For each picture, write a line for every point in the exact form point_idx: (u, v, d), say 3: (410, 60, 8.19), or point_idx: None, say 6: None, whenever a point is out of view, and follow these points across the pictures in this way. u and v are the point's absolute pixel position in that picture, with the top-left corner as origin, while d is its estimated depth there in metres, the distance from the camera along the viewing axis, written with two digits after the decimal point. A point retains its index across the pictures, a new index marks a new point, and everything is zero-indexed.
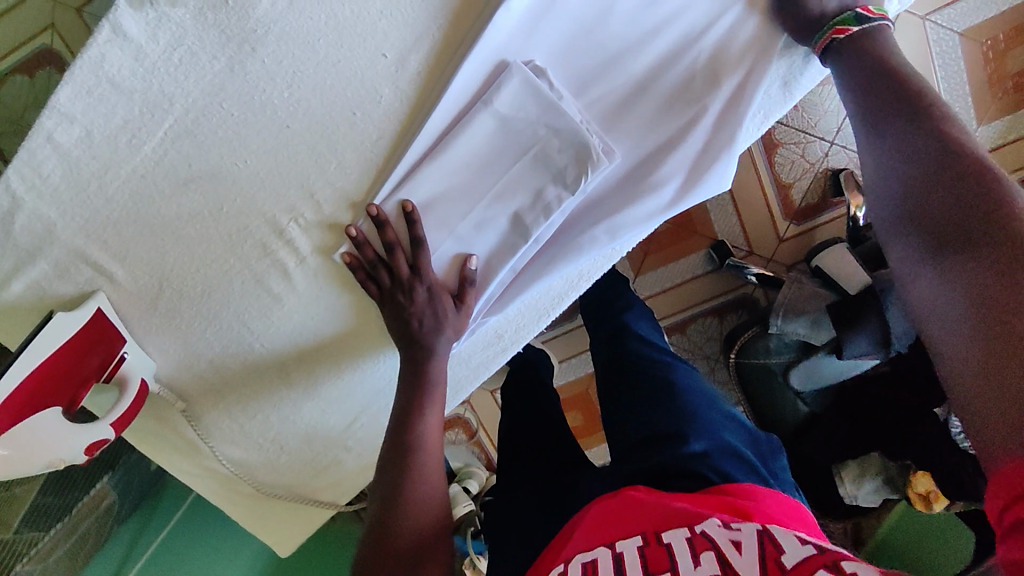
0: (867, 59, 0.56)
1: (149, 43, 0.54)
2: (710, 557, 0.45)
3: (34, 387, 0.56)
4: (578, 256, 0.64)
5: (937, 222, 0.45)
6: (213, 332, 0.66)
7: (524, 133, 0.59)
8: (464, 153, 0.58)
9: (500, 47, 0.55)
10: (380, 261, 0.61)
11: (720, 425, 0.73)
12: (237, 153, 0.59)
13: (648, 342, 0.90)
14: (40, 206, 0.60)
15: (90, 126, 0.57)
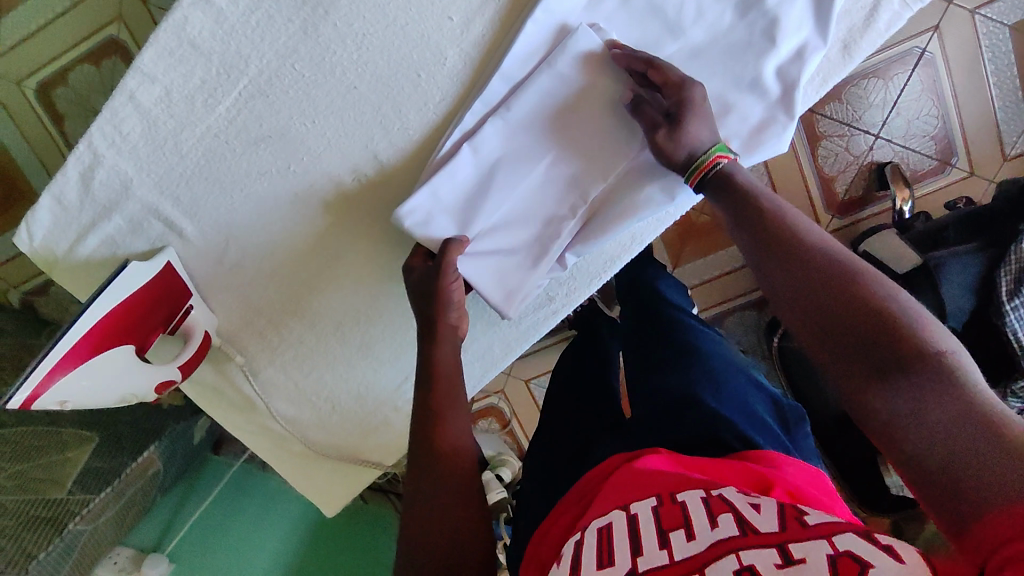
0: (724, 184, 0.59)
1: (230, 6, 0.58)
2: (727, 518, 0.44)
3: (109, 327, 0.59)
4: (630, 217, 0.65)
5: (823, 322, 0.49)
6: (275, 290, 0.69)
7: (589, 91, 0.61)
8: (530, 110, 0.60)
9: (560, 13, 0.58)
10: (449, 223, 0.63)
11: (744, 395, 0.74)
12: (306, 113, 0.62)
13: (679, 306, 0.90)
14: (118, 161, 0.63)
15: (170, 86, 0.61)
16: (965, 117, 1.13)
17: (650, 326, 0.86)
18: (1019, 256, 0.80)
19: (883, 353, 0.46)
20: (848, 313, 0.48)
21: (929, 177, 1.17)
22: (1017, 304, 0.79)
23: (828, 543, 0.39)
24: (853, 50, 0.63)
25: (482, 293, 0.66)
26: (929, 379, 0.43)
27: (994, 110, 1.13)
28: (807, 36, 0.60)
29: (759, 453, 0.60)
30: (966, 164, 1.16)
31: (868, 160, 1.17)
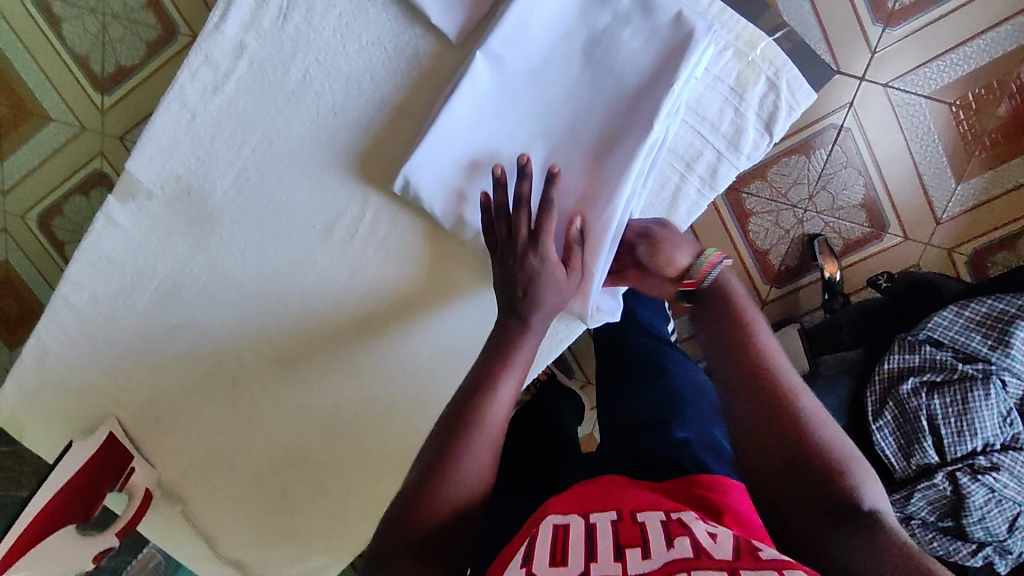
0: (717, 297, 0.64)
1: (134, 227, 0.69)
2: (683, 541, 0.44)
3: (61, 498, 0.68)
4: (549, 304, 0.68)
5: (788, 456, 0.54)
6: (201, 447, 0.78)
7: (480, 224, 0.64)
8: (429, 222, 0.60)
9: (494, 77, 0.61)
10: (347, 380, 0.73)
11: (705, 419, 0.70)
12: (206, 307, 0.71)
13: (653, 327, 0.87)
14: (63, 349, 0.75)
15: (96, 290, 0.72)
16: (891, 184, 1.15)
17: (624, 354, 0.83)
18: (884, 373, 0.83)
19: (831, 508, 0.51)
20: (796, 437, 0.54)
21: (862, 244, 1.18)
22: (882, 424, 0.81)
23: (779, 572, 0.40)
24: None
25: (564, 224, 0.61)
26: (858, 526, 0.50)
27: (922, 176, 1.14)
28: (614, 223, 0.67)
29: (713, 477, 0.57)
30: (899, 230, 1.17)
31: (799, 233, 1.19)
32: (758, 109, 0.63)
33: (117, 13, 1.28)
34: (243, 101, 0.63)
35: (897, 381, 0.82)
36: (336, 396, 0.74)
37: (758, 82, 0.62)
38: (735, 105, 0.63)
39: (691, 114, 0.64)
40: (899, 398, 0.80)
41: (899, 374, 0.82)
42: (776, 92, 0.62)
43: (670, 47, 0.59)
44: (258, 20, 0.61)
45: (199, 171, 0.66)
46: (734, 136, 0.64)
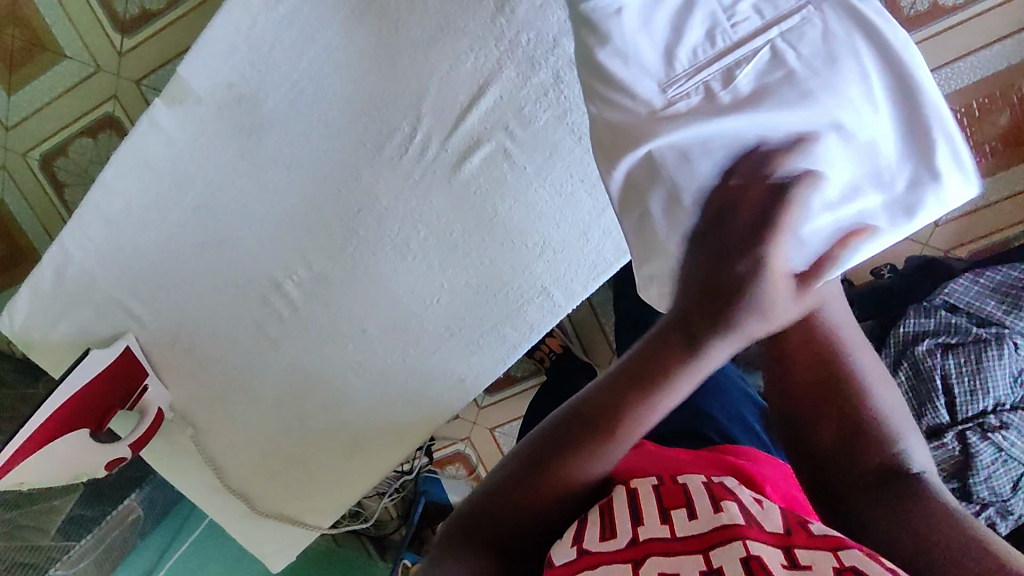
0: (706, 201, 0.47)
1: (178, 133, 0.68)
2: (732, 505, 0.43)
3: (77, 403, 0.68)
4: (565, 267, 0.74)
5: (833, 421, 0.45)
6: (219, 369, 0.77)
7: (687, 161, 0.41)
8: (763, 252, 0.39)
9: None
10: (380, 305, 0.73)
11: (733, 395, 0.74)
12: (244, 222, 0.71)
13: None
14: (87, 259, 0.73)
15: (130, 198, 0.70)
16: None
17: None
18: (899, 337, 0.84)
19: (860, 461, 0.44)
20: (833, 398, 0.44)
21: None
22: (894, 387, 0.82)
23: (836, 549, 0.37)
24: None
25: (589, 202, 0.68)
26: (896, 488, 0.42)
27: None
28: None
29: (736, 448, 0.60)
30: None
31: None
32: None
33: None
34: (307, 10, 0.64)
35: (909, 347, 0.83)
36: (366, 323, 0.74)
37: None
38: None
39: None
40: (912, 359, 0.82)
41: (911, 338, 0.83)
42: None
43: None
44: None
45: (253, 80, 0.66)
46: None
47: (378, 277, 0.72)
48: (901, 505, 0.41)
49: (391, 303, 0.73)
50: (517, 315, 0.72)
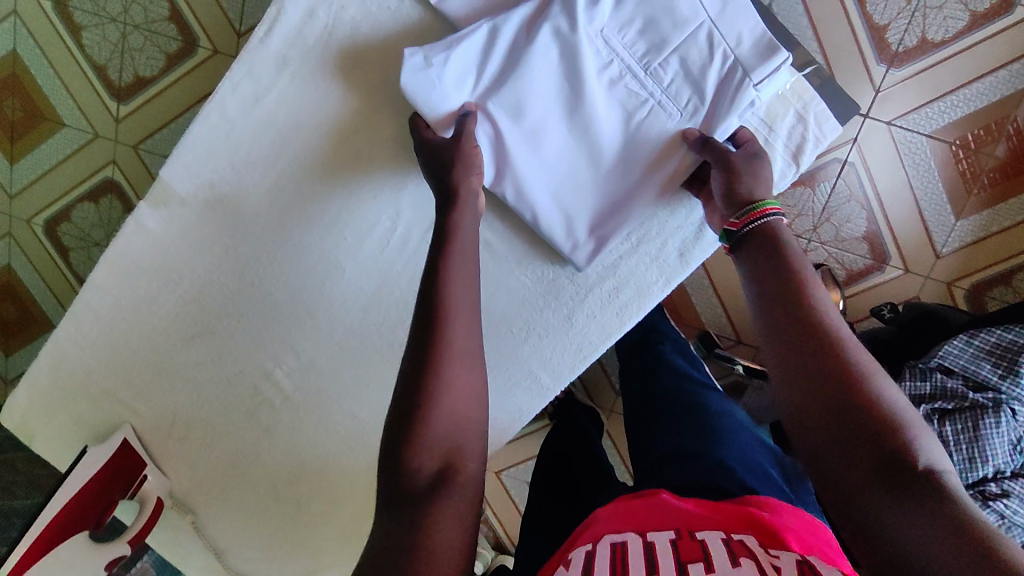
0: (764, 241, 0.53)
1: (163, 233, 0.69)
2: (749, 562, 0.44)
3: (76, 504, 0.67)
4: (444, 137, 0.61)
5: (843, 418, 0.45)
6: (216, 455, 0.78)
7: (515, 40, 0.58)
8: (516, 91, 0.59)
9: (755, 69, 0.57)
10: (368, 390, 0.74)
11: (747, 447, 0.70)
12: (233, 314, 0.72)
13: (682, 372, 0.83)
14: (82, 354, 0.74)
15: (120, 295, 0.71)
16: (895, 220, 1.17)
17: (658, 390, 0.82)
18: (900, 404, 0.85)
19: (884, 467, 0.43)
20: (856, 405, 0.45)
21: (866, 275, 1.21)
22: None
23: None
24: (688, 255, 0.64)
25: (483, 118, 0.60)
26: (917, 491, 0.42)
27: (921, 210, 1.16)
28: (537, 127, 0.60)
29: (761, 499, 0.56)
30: (900, 262, 1.19)
31: None
32: (786, 140, 0.61)
33: (135, 24, 1.28)
34: (284, 112, 0.65)
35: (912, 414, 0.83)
36: (359, 407, 0.74)
37: (786, 115, 0.61)
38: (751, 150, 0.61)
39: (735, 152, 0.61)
40: None
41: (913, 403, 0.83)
42: (804, 125, 0.61)
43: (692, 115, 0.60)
44: (303, 35, 0.63)
45: (234, 181, 0.67)
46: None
47: (368, 364, 0.73)
48: (923, 511, 0.41)
49: (384, 386, 0.74)
50: (506, 398, 0.69)
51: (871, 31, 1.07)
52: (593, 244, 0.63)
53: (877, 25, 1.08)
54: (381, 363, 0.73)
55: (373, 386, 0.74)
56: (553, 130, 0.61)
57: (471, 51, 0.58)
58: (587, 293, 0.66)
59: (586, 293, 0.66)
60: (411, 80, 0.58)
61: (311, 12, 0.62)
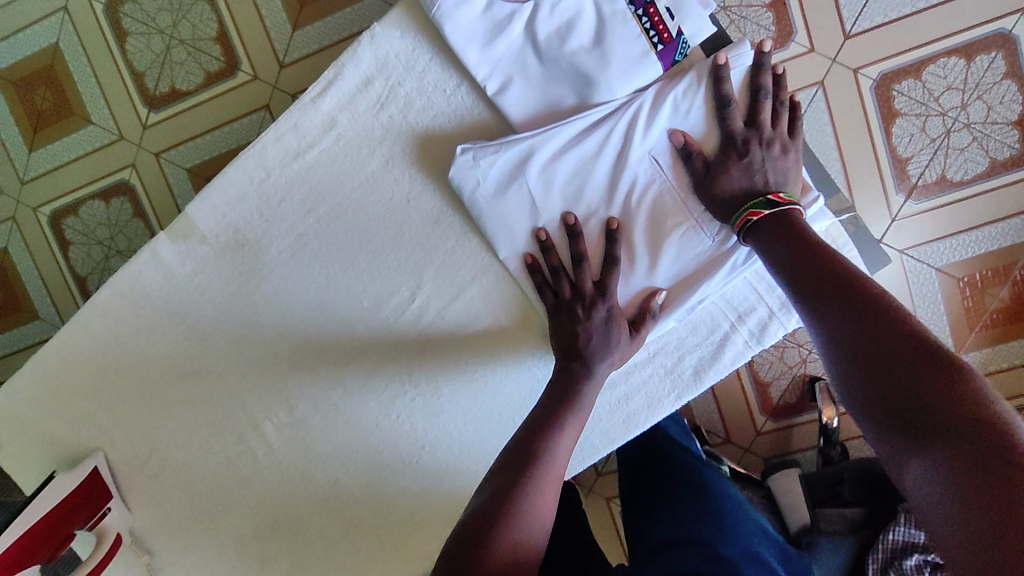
0: (789, 232, 0.53)
1: (178, 266, 0.68)
2: None
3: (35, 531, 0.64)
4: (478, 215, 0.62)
5: (906, 394, 0.41)
6: (186, 499, 0.74)
7: (569, 142, 0.59)
8: (562, 188, 0.60)
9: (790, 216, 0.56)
10: (356, 455, 0.72)
11: (750, 536, 0.66)
12: (233, 358, 0.70)
13: (679, 445, 0.80)
14: (67, 374, 0.72)
15: (120, 321, 0.70)
16: None
17: (651, 466, 0.78)
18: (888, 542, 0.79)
19: (950, 430, 0.38)
20: (922, 377, 0.40)
21: None
22: None
23: None
24: (704, 376, 0.63)
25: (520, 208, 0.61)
26: (998, 452, 0.36)
27: None
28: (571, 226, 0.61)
29: None
30: None
31: (801, 372, 1.16)
32: None
33: (183, 39, 1.30)
34: (323, 170, 0.65)
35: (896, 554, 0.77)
36: (344, 468, 0.72)
37: None
38: (766, 291, 0.61)
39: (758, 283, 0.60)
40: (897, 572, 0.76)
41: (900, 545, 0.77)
42: None
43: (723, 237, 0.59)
44: (355, 101, 0.64)
45: (260, 227, 0.67)
46: (760, 328, 0.61)
47: (361, 428, 0.71)
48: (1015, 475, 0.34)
49: (375, 451, 0.72)
50: None
51: (893, 161, 1.08)
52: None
53: (900, 157, 1.08)
54: (374, 429, 0.71)
55: (362, 452, 0.71)
56: (588, 231, 0.61)
57: (523, 146, 0.59)
58: (595, 395, 0.65)
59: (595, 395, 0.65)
60: (458, 171, 0.60)
61: (368, 81, 0.63)
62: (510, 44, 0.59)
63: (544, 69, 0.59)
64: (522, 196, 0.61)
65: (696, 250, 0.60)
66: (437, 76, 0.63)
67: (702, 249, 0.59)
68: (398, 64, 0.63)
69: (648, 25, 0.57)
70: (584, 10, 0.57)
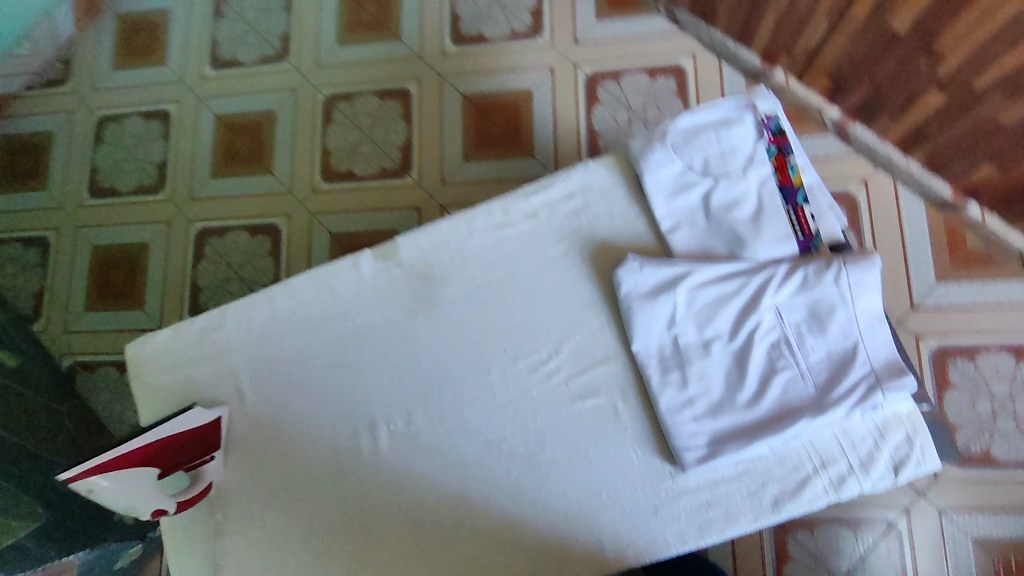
0: None
1: (370, 277, 0.85)
2: None
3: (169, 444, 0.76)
4: (628, 311, 0.76)
5: None
6: (281, 473, 0.82)
7: (717, 278, 0.75)
8: (702, 311, 0.75)
9: (883, 385, 0.69)
10: (446, 484, 0.79)
11: None
12: (379, 363, 0.83)
13: None
14: (235, 332, 0.86)
15: (301, 304, 0.86)
16: None
17: None
18: None
19: None
20: None
21: None
22: None
23: None
24: (781, 506, 0.72)
25: (664, 315, 0.76)
26: None
27: None
28: (700, 344, 0.75)
29: None
30: None
31: None
32: (891, 451, 0.70)
33: (373, 140, 1.58)
34: (513, 245, 0.83)
35: None
36: (428, 496, 0.79)
37: (898, 431, 0.71)
38: (850, 448, 0.71)
39: (842, 439, 0.71)
40: None
41: None
42: (910, 446, 0.70)
43: (822, 388, 0.71)
44: (557, 204, 0.83)
45: (447, 269, 0.84)
46: (839, 479, 0.71)
47: (460, 460, 0.79)
48: None
49: (460, 490, 0.79)
50: (563, 546, 0.75)
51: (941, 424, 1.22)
52: (705, 451, 0.72)
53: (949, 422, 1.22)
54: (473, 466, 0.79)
55: (451, 482, 0.79)
56: (713, 351, 0.74)
57: (680, 270, 0.75)
58: (679, 493, 0.74)
59: (680, 493, 0.74)
60: (624, 273, 0.76)
61: (570, 194, 0.83)
62: (688, 202, 0.78)
63: (710, 226, 0.77)
64: (668, 307, 0.75)
65: (799, 393, 0.72)
66: (625, 208, 0.81)
67: (804, 394, 0.71)
68: (597, 191, 0.82)
69: (797, 222, 0.75)
70: (750, 195, 0.76)
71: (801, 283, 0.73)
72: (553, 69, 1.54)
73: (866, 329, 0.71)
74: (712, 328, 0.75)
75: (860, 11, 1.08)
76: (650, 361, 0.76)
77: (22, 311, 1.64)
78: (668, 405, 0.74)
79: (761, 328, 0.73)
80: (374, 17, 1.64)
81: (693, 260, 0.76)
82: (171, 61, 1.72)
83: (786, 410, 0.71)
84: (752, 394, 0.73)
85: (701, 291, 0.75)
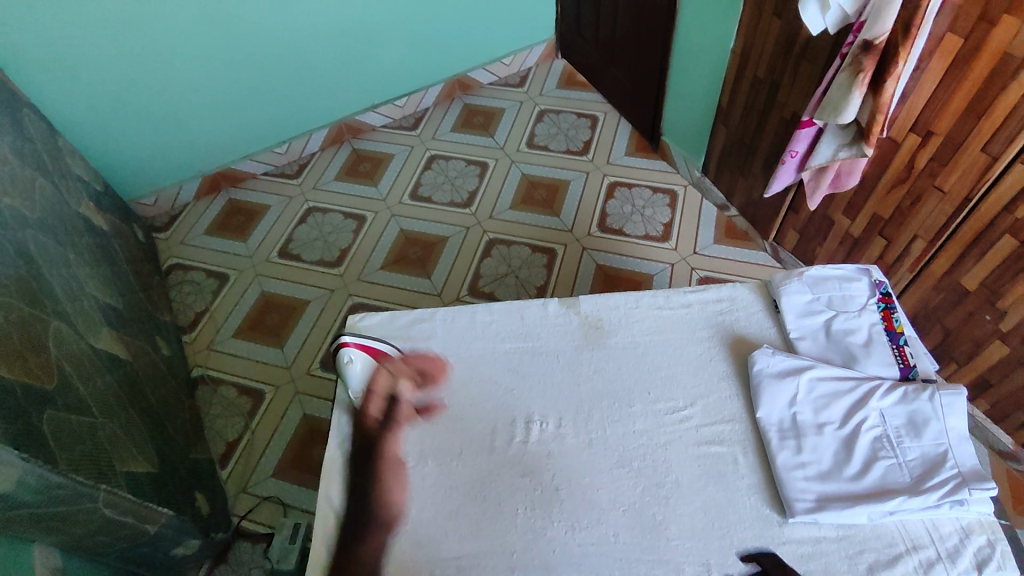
0: None
1: (554, 316, 1.10)
2: None
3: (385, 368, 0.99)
4: (758, 384, 0.97)
5: None
6: (442, 436, 0.98)
7: (833, 377, 0.96)
8: (818, 398, 0.94)
9: (971, 485, 0.83)
10: (581, 481, 0.93)
11: None
12: (544, 377, 1.03)
13: None
14: (438, 326, 1.10)
15: (496, 321, 1.10)
16: None
17: None
18: None
19: None
20: None
21: None
22: None
23: None
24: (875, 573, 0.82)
25: (787, 394, 0.95)
26: None
27: None
28: (815, 423, 0.93)
29: None
30: None
31: None
32: (974, 551, 0.82)
33: (519, 276, 1.94)
34: (670, 322, 1.08)
35: None
36: (563, 486, 0.92)
37: (981, 534, 0.83)
38: (937, 539, 0.84)
39: (931, 529, 0.84)
40: None
41: None
42: (992, 548, 0.82)
43: (917, 480, 0.86)
44: (708, 303, 1.09)
45: (615, 326, 1.08)
46: (927, 563, 0.82)
47: (597, 465, 0.94)
48: None
49: (592, 488, 0.92)
50: (675, 558, 0.85)
51: None
52: (814, 504, 0.85)
53: None
54: (606, 472, 0.93)
55: (587, 481, 0.92)
56: (824, 431, 0.92)
57: (805, 364, 0.97)
58: (785, 540, 0.85)
59: (785, 540, 0.85)
60: (759, 356, 0.99)
61: (719, 300, 1.10)
62: (813, 324, 1.03)
63: (828, 344, 1.01)
64: (791, 389, 0.95)
65: (896, 479, 0.87)
66: (762, 319, 1.07)
67: (901, 481, 0.86)
68: (740, 303, 1.09)
69: (899, 357, 0.98)
70: (862, 328, 1.01)
71: (901, 396, 0.92)
72: (674, 266, 1.92)
73: (956, 442, 0.88)
74: (826, 414, 0.93)
75: (939, 268, 1.42)
76: (771, 427, 0.94)
77: (183, 325, 1.94)
78: (784, 461, 0.90)
79: (866, 423, 0.92)
80: (543, 198, 2.14)
81: (814, 361, 0.98)
82: (380, 186, 2.23)
83: (884, 490, 0.86)
84: (856, 472, 0.88)
85: (819, 383, 0.95)
